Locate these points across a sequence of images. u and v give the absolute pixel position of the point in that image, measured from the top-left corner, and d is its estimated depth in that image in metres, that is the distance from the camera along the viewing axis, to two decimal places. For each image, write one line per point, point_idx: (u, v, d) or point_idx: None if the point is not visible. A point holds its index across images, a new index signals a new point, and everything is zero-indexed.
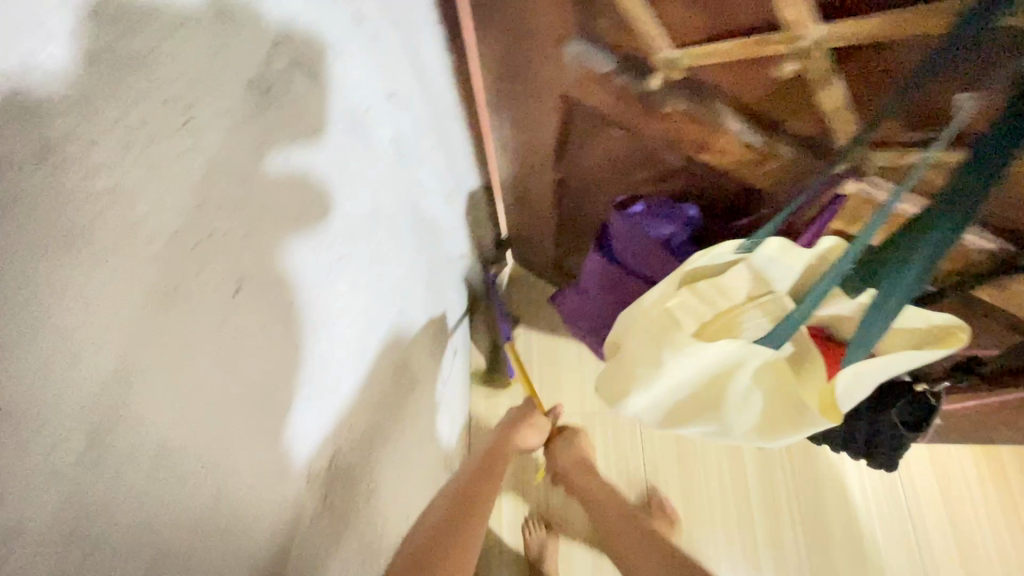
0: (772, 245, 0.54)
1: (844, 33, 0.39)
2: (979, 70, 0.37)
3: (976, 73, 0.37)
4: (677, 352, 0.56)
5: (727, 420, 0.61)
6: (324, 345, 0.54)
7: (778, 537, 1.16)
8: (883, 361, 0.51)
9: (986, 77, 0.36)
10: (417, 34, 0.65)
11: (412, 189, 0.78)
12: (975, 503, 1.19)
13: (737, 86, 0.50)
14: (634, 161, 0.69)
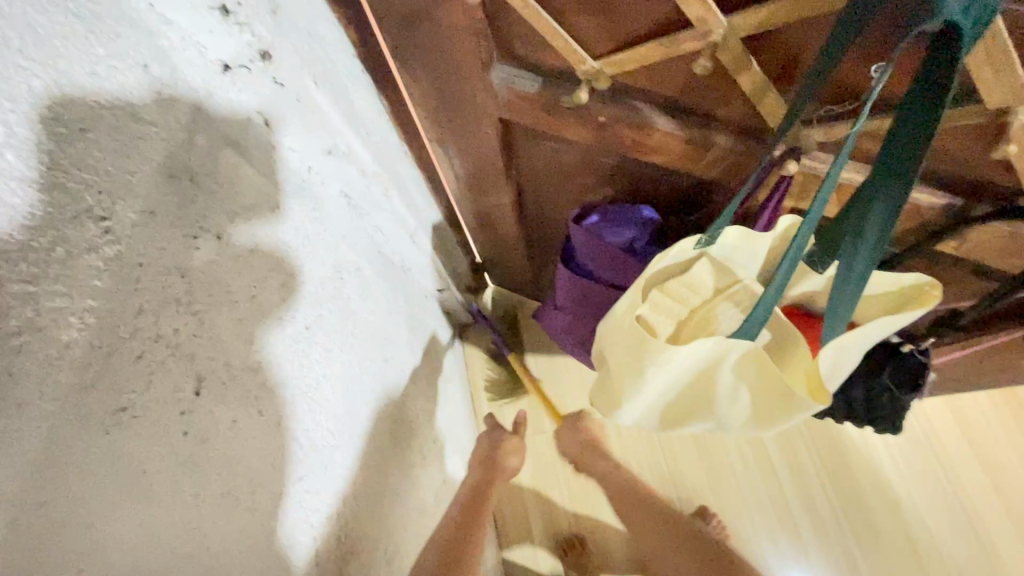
0: (732, 235, 0.53)
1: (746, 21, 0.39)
2: (885, 34, 0.37)
3: (884, 38, 0.37)
4: (657, 359, 0.54)
5: (721, 415, 0.60)
6: (306, 412, 0.54)
7: (813, 513, 1.14)
8: (864, 331, 0.50)
9: (894, 39, 0.37)
10: (351, 83, 0.66)
11: (372, 235, 0.78)
12: (1000, 438, 1.18)
13: (659, 86, 0.51)
14: (584, 171, 0.69)
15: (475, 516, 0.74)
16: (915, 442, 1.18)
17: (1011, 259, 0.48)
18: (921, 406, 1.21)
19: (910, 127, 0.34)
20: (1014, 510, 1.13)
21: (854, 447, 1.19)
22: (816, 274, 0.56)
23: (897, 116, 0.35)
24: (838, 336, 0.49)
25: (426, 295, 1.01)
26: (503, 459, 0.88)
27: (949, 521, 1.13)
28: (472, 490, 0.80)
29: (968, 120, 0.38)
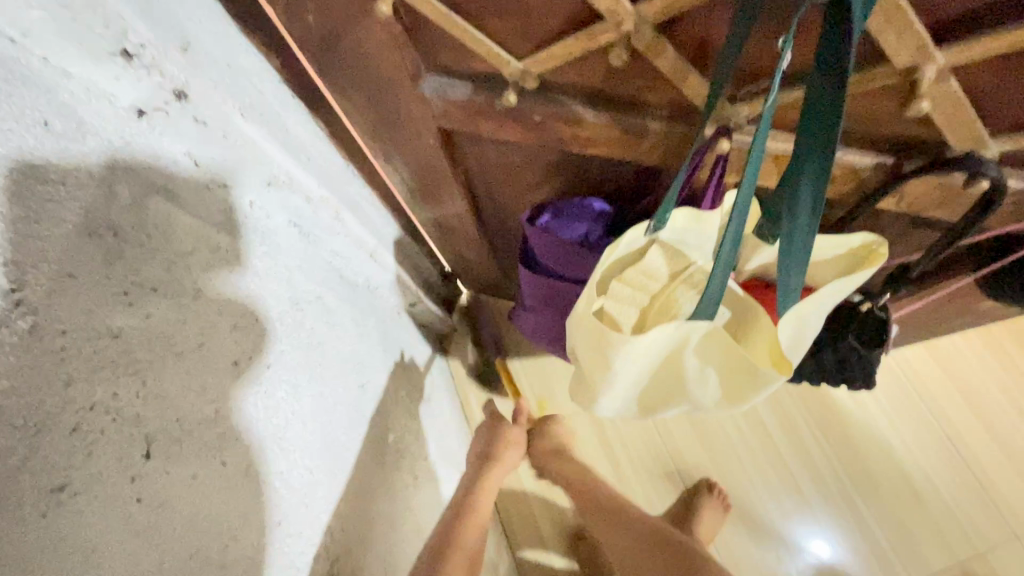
0: (679, 218, 0.53)
1: (655, 9, 0.39)
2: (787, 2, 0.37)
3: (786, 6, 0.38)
4: (619, 350, 0.54)
5: (695, 397, 0.60)
6: (277, 451, 0.52)
7: (813, 473, 1.16)
8: (819, 297, 0.51)
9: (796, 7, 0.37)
10: (281, 110, 0.64)
11: (330, 258, 0.77)
12: (976, 371, 1.22)
13: (583, 80, 0.50)
14: (531, 169, 0.69)
15: (467, 528, 0.75)
16: (898, 387, 1.21)
17: (947, 210, 0.49)
18: (897, 353, 1.23)
19: (822, 96, 0.34)
20: (999, 439, 1.17)
21: (838, 402, 1.21)
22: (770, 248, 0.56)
23: (810, 85, 0.35)
24: (795, 306, 0.49)
25: (396, 311, 1.00)
26: (496, 467, 0.88)
27: (941, 458, 1.16)
28: (466, 504, 0.80)
29: (879, 81, 0.40)
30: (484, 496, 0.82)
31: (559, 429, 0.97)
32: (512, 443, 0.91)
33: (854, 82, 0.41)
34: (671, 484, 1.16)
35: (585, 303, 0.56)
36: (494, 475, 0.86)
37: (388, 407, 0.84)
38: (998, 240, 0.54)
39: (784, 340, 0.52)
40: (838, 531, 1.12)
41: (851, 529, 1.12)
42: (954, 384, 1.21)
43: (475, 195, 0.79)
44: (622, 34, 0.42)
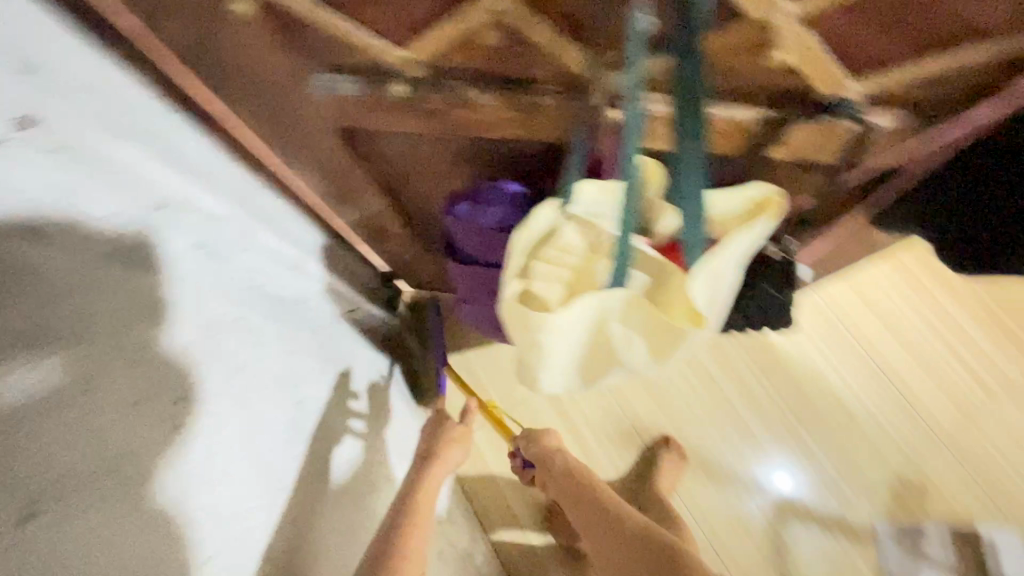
0: (588, 190, 0.54)
1: None
2: None
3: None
4: (547, 327, 0.55)
5: (628, 363, 0.62)
6: (199, 488, 0.51)
7: (760, 412, 1.24)
8: (724, 249, 0.53)
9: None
10: (164, 128, 0.59)
11: (249, 274, 0.74)
12: (891, 299, 1.29)
13: (472, 62, 0.49)
14: (442, 159, 0.67)
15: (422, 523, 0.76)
16: (827, 320, 1.28)
17: (830, 155, 0.51)
18: (824, 287, 1.30)
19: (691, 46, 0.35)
20: (919, 355, 1.26)
21: (775, 343, 1.27)
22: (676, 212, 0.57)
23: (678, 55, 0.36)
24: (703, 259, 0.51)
25: (333, 320, 0.97)
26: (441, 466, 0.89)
27: (870, 380, 1.25)
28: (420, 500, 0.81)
29: (744, 37, 0.41)
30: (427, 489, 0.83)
31: None
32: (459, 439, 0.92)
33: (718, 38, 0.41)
34: (633, 446, 1.21)
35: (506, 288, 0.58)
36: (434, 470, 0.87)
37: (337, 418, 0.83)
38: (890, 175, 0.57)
39: (700, 299, 0.54)
40: (791, 457, 1.22)
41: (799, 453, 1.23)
42: (876, 311, 1.29)
43: (393, 191, 0.77)
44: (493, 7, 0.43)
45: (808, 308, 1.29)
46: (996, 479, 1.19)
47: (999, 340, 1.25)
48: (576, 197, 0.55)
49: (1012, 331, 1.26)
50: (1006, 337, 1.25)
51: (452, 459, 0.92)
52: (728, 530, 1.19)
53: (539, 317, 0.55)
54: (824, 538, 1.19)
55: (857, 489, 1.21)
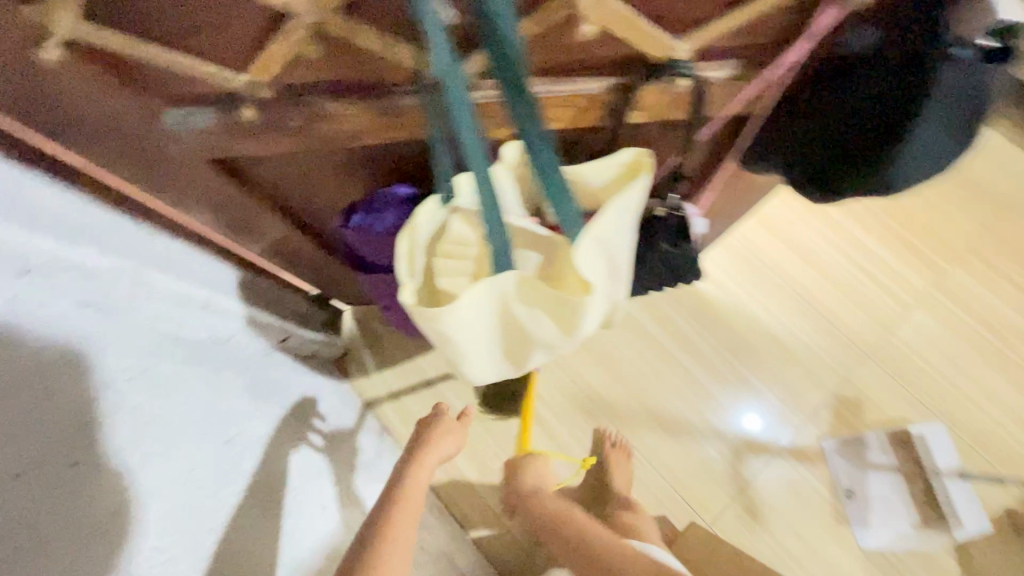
0: (466, 182, 0.56)
1: None
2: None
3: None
4: (450, 320, 0.56)
5: (544, 342, 0.63)
6: (106, 546, 0.55)
7: (702, 361, 1.33)
8: (604, 216, 0.56)
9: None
10: (20, 188, 0.54)
11: (154, 325, 0.71)
12: (802, 227, 1.40)
13: (320, 72, 0.49)
14: (328, 175, 0.67)
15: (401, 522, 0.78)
16: (746, 260, 1.38)
17: (677, 111, 0.55)
18: (737, 230, 1.40)
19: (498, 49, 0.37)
20: (831, 277, 1.37)
21: (701, 291, 1.36)
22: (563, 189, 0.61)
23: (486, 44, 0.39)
24: (585, 230, 0.54)
25: (264, 354, 0.96)
26: (427, 461, 0.89)
27: (793, 308, 1.35)
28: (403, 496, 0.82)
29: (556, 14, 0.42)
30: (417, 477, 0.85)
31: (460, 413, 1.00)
32: (449, 429, 0.94)
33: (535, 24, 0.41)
34: (590, 416, 1.29)
35: (404, 291, 0.57)
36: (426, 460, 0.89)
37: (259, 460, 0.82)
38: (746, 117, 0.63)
39: (590, 269, 0.56)
40: (735, 398, 1.31)
41: (743, 392, 1.31)
42: (788, 244, 1.39)
43: (294, 215, 0.77)
44: (316, 22, 0.43)
45: (728, 253, 1.39)
46: (918, 379, 1.29)
47: (903, 255, 1.38)
48: (457, 191, 0.56)
49: (913, 245, 1.38)
50: (909, 251, 1.38)
51: (445, 450, 0.93)
52: (691, 474, 1.27)
53: (442, 313, 0.55)
54: (779, 466, 1.27)
55: (800, 413, 1.30)
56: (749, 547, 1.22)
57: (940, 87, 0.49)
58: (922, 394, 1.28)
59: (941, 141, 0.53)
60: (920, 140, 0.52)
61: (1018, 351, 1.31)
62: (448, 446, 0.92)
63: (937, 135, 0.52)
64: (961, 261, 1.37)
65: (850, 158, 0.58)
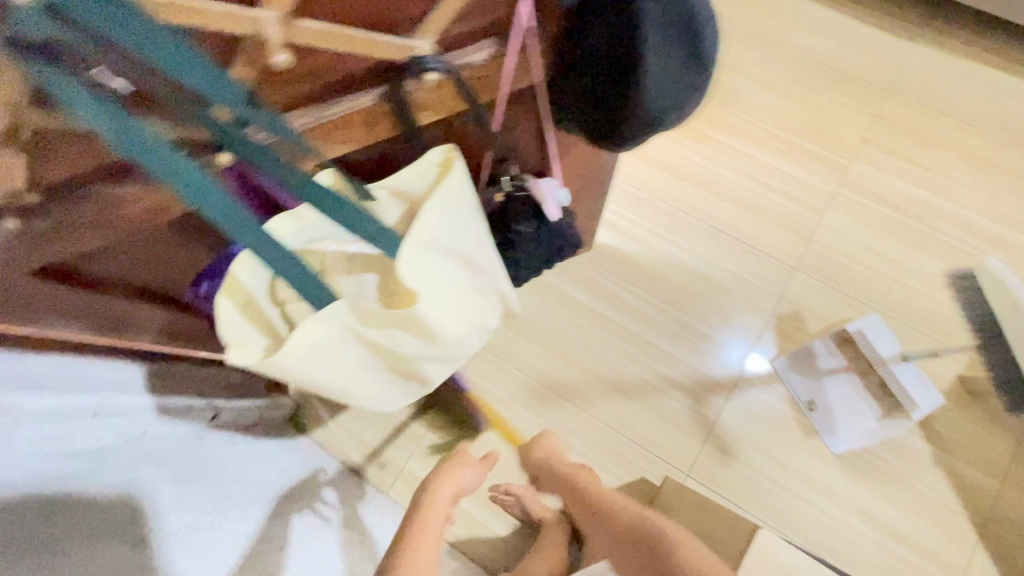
0: (282, 223, 0.54)
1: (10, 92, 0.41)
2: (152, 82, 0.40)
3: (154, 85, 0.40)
4: (299, 363, 0.55)
5: (415, 357, 0.63)
6: None
7: (641, 319, 1.35)
8: (425, 218, 0.57)
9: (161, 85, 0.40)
10: None
11: (25, 454, 0.68)
12: (698, 163, 1.44)
13: (73, 164, 0.50)
14: (171, 252, 0.68)
15: (416, 560, 0.84)
16: (654, 208, 1.41)
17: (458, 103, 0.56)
18: (638, 183, 1.43)
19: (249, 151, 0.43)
20: (738, 201, 1.40)
21: (620, 250, 1.39)
22: (390, 205, 0.60)
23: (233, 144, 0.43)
24: (405, 240, 0.56)
25: (193, 436, 0.95)
26: (445, 487, 0.95)
27: (710, 240, 1.38)
28: (420, 529, 0.88)
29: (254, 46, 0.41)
30: (433, 512, 0.91)
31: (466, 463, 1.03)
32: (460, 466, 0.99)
33: (243, 65, 0.42)
34: (547, 400, 1.30)
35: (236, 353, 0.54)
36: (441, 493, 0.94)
37: (231, 536, 0.85)
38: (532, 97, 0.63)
39: (421, 279, 0.58)
40: (678, 343, 1.33)
41: (684, 338, 1.33)
42: (689, 182, 1.42)
43: (169, 299, 0.76)
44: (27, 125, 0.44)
45: (636, 206, 1.42)
46: (844, 274, 1.32)
47: (805, 163, 1.41)
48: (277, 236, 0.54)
49: (809, 150, 1.42)
50: (809, 159, 1.41)
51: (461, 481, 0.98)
52: (656, 428, 1.28)
53: (286, 362, 0.54)
54: (739, 399, 1.28)
55: (744, 339, 1.32)
56: (730, 485, 1.23)
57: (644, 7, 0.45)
58: (852, 288, 1.31)
59: (676, 63, 0.47)
60: (654, 70, 0.48)
61: (936, 226, 1.33)
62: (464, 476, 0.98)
63: (671, 58, 0.47)
64: (860, 154, 1.40)
65: (605, 100, 0.53)
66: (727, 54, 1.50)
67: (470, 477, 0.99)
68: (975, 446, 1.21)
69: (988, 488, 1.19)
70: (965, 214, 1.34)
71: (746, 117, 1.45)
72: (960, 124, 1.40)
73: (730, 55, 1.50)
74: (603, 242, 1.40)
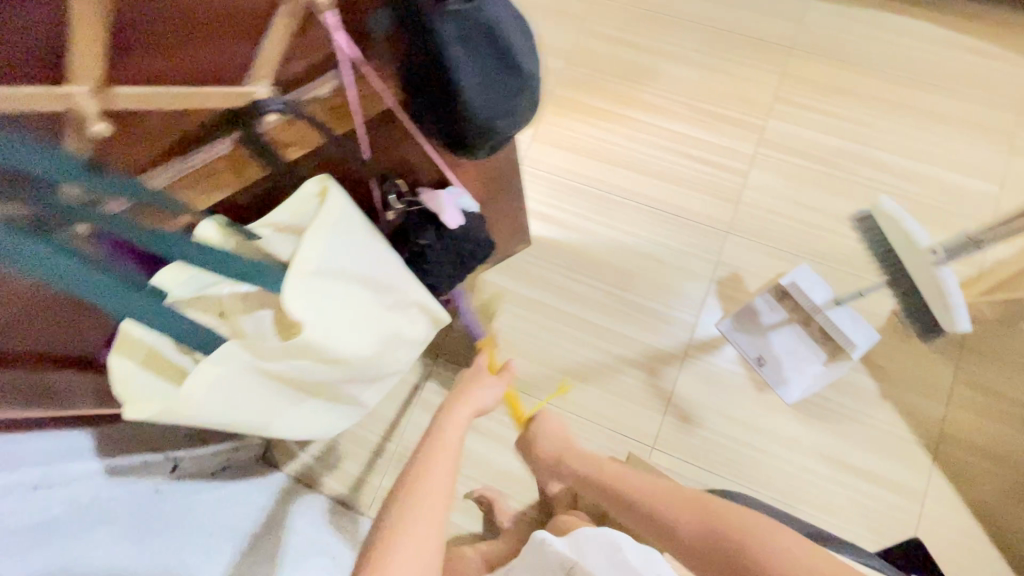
0: (170, 275, 0.56)
1: None
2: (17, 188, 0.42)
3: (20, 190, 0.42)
4: (205, 406, 0.57)
5: (326, 378, 0.66)
6: None
7: (589, 304, 1.38)
8: (309, 247, 0.59)
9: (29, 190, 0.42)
10: None
11: None
12: (622, 144, 1.47)
13: None
14: (81, 315, 0.70)
15: (430, 468, 0.77)
16: (585, 194, 1.44)
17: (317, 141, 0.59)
18: (567, 173, 1.46)
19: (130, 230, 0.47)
20: (664, 175, 1.44)
21: (559, 240, 1.42)
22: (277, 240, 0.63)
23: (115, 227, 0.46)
24: (290, 274, 0.57)
25: (152, 490, 0.95)
26: (463, 405, 0.90)
27: (643, 217, 1.42)
28: (439, 441, 0.82)
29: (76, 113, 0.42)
30: (450, 425, 0.85)
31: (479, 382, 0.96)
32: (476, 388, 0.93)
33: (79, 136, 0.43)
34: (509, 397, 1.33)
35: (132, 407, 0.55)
36: (456, 413, 0.88)
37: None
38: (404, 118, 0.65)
39: (309, 309, 0.59)
40: (626, 322, 1.36)
41: (633, 315, 1.36)
42: (616, 165, 1.46)
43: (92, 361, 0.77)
44: None
45: (568, 196, 1.45)
46: (774, 231, 1.37)
47: (723, 129, 1.45)
48: (168, 289, 0.56)
49: (725, 115, 1.46)
50: (727, 124, 1.45)
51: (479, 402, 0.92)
52: (618, 407, 1.31)
53: (185, 404, 0.55)
54: (692, 366, 1.32)
55: (689, 307, 1.36)
56: (695, 450, 1.27)
57: (449, 40, 0.48)
58: (783, 243, 1.35)
59: (490, 78, 0.51)
60: (470, 82, 0.50)
61: (853, 171, 1.38)
62: (479, 395, 0.92)
63: (483, 75, 0.51)
64: (774, 113, 1.44)
65: (440, 113, 0.54)
66: (635, 35, 1.54)
67: (488, 397, 0.93)
68: (917, 375, 1.26)
69: (935, 413, 1.24)
70: (880, 155, 1.38)
71: (662, 94, 1.49)
72: (863, 70, 1.45)
73: (638, 35, 1.54)
74: (541, 235, 1.42)
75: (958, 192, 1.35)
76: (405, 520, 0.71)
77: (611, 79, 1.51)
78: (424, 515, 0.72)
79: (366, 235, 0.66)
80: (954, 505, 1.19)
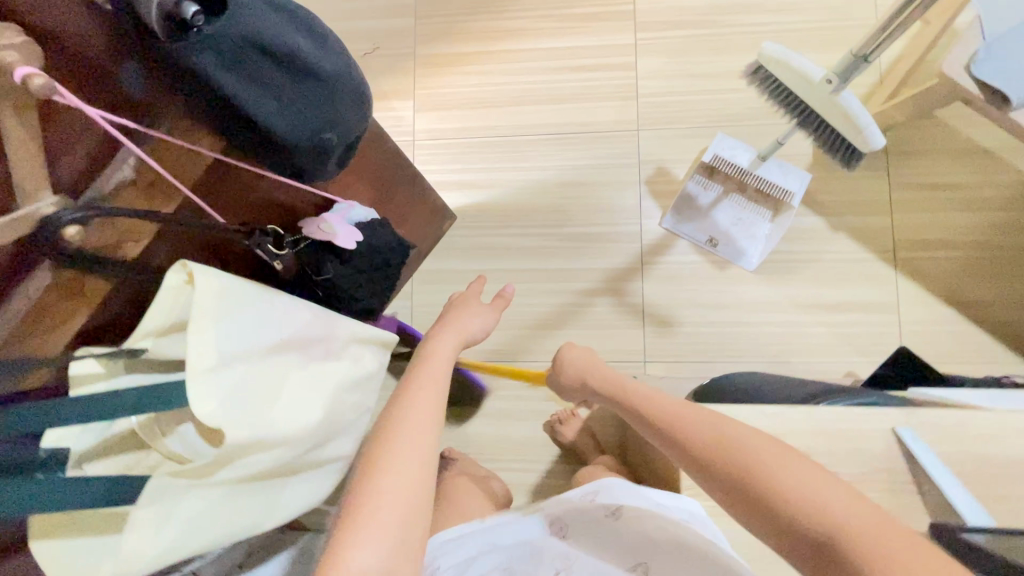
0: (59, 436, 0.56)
1: None
2: None
3: None
4: (161, 540, 0.55)
5: (283, 456, 0.63)
6: None
7: (535, 253, 1.34)
8: (194, 350, 0.55)
9: None
10: None
11: None
12: (505, 83, 1.39)
13: None
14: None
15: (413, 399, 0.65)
16: (488, 147, 1.37)
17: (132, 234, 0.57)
18: (461, 133, 1.38)
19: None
20: (557, 98, 1.37)
21: (481, 204, 1.36)
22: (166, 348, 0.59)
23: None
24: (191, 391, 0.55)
25: None
26: (448, 333, 0.77)
27: (553, 148, 1.36)
28: (420, 370, 0.70)
29: None
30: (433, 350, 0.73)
31: (477, 310, 0.82)
32: (462, 312, 0.81)
33: None
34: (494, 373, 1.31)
35: None
36: (442, 338, 0.76)
37: None
38: (228, 167, 0.63)
39: (215, 410, 0.56)
40: (575, 257, 1.33)
41: (579, 247, 1.33)
42: (505, 107, 1.38)
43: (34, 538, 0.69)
44: None
45: (471, 156, 1.37)
46: (681, 112, 1.33)
47: (597, 28, 1.37)
48: (67, 444, 0.57)
49: (593, 14, 1.38)
50: (597, 22, 1.38)
51: (470, 328, 0.79)
52: (598, 340, 1.30)
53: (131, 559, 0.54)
54: (654, 272, 1.31)
55: (629, 218, 1.33)
56: (684, 349, 1.28)
57: (210, 70, 0.44)
58: (692, 121, 1.33)
59: (290, 109, 0.48)
60: (264, 113, 0.48)
61: (733, 23, 1.34)
62: (468, 320, 0.79)
63: (281, 103, 0.48)
64: None
65: (255, 147, 0.52)
66: None
67: (480, 323, 0.81)
68: (857, 197, 1.28)
69: (883, 225, 1.27)
70: None
71: (522, 15, 1.40)
72: None
73: None
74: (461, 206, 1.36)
75: (838, 6, 1.32)
76: (384, 477, 0.59)
77: (470, 19, 1.40)
78: (398, 473, 0.59)
79: (252, 305, 0.62)
80: (925, 301, 1.24)
